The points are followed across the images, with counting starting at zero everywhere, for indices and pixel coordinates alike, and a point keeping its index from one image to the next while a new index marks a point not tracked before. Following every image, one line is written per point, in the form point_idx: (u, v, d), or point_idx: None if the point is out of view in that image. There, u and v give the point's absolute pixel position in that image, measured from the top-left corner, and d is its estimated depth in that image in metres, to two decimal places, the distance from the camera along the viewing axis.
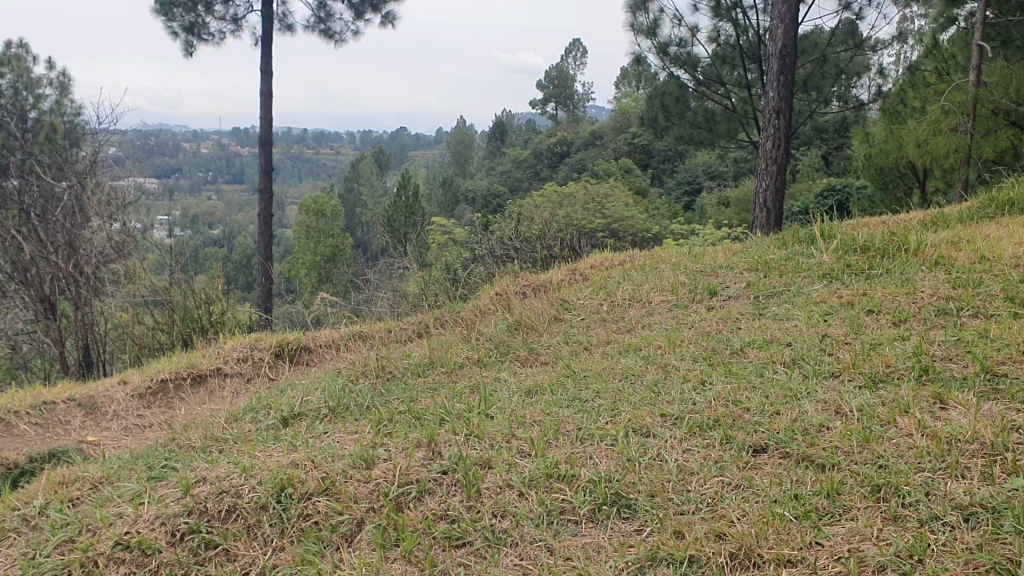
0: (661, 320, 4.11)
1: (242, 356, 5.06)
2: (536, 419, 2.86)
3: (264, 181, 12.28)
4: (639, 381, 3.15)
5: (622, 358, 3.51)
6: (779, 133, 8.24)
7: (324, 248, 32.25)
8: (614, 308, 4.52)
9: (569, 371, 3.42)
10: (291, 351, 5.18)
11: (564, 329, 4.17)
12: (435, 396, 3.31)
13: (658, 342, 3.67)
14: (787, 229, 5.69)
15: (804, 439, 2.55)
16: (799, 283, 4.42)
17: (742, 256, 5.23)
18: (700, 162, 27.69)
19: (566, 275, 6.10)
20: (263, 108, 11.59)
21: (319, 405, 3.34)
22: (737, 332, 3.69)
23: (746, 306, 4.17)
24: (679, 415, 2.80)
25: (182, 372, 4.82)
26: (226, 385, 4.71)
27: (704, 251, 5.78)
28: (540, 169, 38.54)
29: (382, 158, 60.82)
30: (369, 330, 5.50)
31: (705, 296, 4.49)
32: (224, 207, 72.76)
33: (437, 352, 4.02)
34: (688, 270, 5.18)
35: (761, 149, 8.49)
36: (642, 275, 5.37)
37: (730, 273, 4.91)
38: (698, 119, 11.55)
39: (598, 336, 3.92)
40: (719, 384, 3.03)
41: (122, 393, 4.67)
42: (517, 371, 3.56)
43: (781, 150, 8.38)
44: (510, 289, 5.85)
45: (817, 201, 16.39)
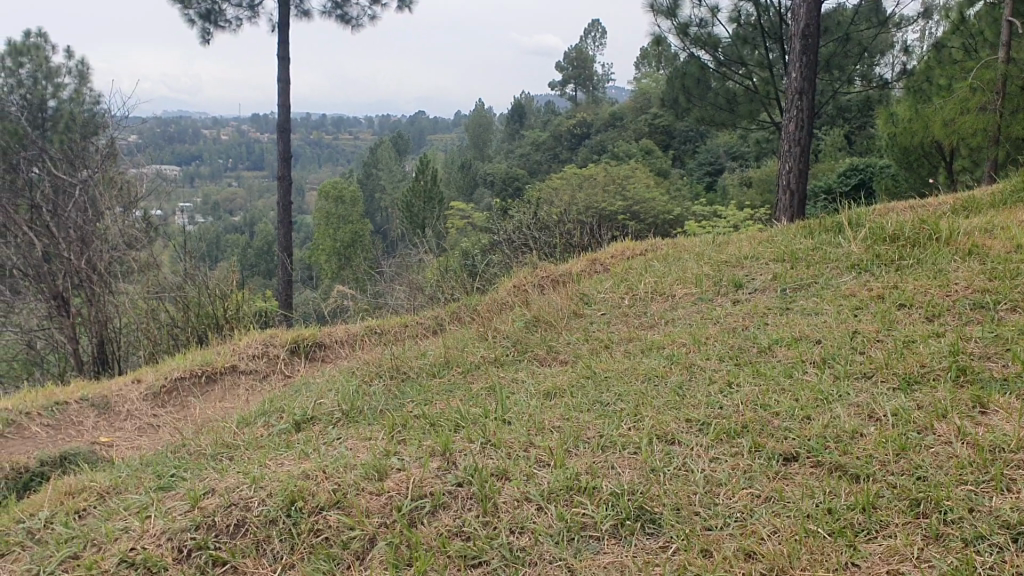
0: (684, 316, 3.99)
1: (257, 352, 4.99)
2: (556, 425, 2.76)
3: (283, 168, 12.22)
4: (662, 384, 3.04)
5: (644, 358, 3.40)
6: (801, 115, 8.06)
7: (344, 234, 32.27)
8: (635, 302, 4.41)
9: (590, 371, 3.32)
10: (307, 347, 5.11)
11: (584, 325, 4.06)
12: (451, 398, 3.21)
13: (682, 340, 3.55)
14: (814, 216, 5.54)
15: (836, 448, 2.43)
16: (827, 275, 4.28)
17: (767, 247, 5.10)
18: (722, 143, 27.40)
19: (586, 266, 5.99)
20: (281, 95, 11.50)
21: (332, 408, 3.26)
22: (764, 329, 3.57)
23: (772, 300, 4.05)
24: (704, 421, 2.69)
25: (196, 370, 4.76)
26: (241, 384, 4.65)
27: (729, 240, 5.65)
28: (559, 152, 38.33)
29: (402, 143, 60.75)
30: (385, 325, 5.42)
31: (729, 290, 4.37)
32: (245, 193, 73.03)
33: (454, 350, 3.93)
34: (711, 261, 5.06)
35: (783, 132, 8.31)
36: (664, 266, 5.25)
37: (754, 265, 4.77)
38: (719, 100, 11.36)
39: (619, 334, 3.81)
40: (746, 387, 2.92)
41: (136, 392, 4.61)
42: (535, 372, 3.46)
43: (804, 133, 8.20)
44: (529, 281, 5.75)
45: (840, 183, 16.14)
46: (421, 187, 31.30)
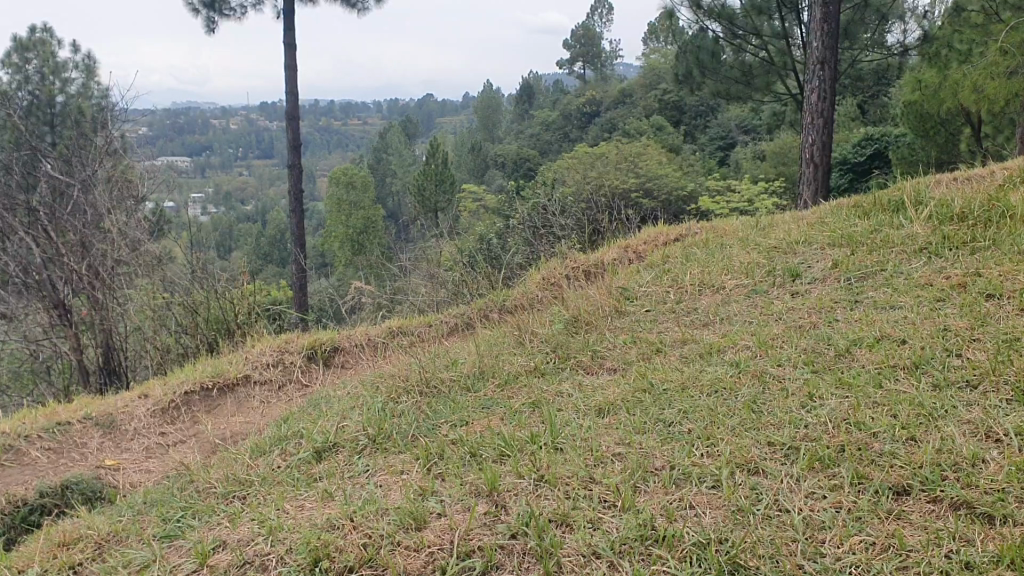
0: (741, 312, 3.61)
1: (272, 360, 4.62)
2: (617, 454, 2.39)
3: (293, 156, 11.78)
4: (732, 398, 2.67)
5: (706, 365, 3.01)
6: (824, 86, 7.68)
7: (357, 219, 31.91)
8: (682, 296, 4.02)
9: (646, 382, 2.93)
10: (324, 353, 4.75)
11: (629, 325, 3.69)
12: (490, 418, 2.85)
13: (745, 342, 3.17)
14: (865, 197, 5.14)
15: (957, 479, 2.04)
16: (894, 261, 3.87)
17: (819, 230, 4.69)
18: (734, 116, 26.91)
19: (618, 254, 5.61)
20: (289, 83, 11.14)
21: (357, 432, 2.88)
22: (836, 327, 3.17)
23: (837, 291, 3.66)
24: (790, 445, 2.33)
25: (207, 383, 4.41)
26: (257, 397, 4.31)
27: (773, 224, 5.26)
28: (569, 131, 37.84)
29: (410, 127, 60.32)
30: (406, 325, 5.06)
31: (786, 281, 3.97)
32: (256, 183, 72.76)
33: (487, 356, 3.56)
34: (759, 247, 4.67)
35: (806, 102, 7.93)
36: (707, 253, 4.87)
37: (808, 251, 4.37)
38: (734, 73, 10.88)
39: (671, 335, 3.44)
40: (830, 401, 2.54)
41: (143, 408, 4.27)
42: (581, 383, 3.08)
43: (831, 103, 7.81)
44: (558, 273, 5.37)
45: (855, 151, 15.68)
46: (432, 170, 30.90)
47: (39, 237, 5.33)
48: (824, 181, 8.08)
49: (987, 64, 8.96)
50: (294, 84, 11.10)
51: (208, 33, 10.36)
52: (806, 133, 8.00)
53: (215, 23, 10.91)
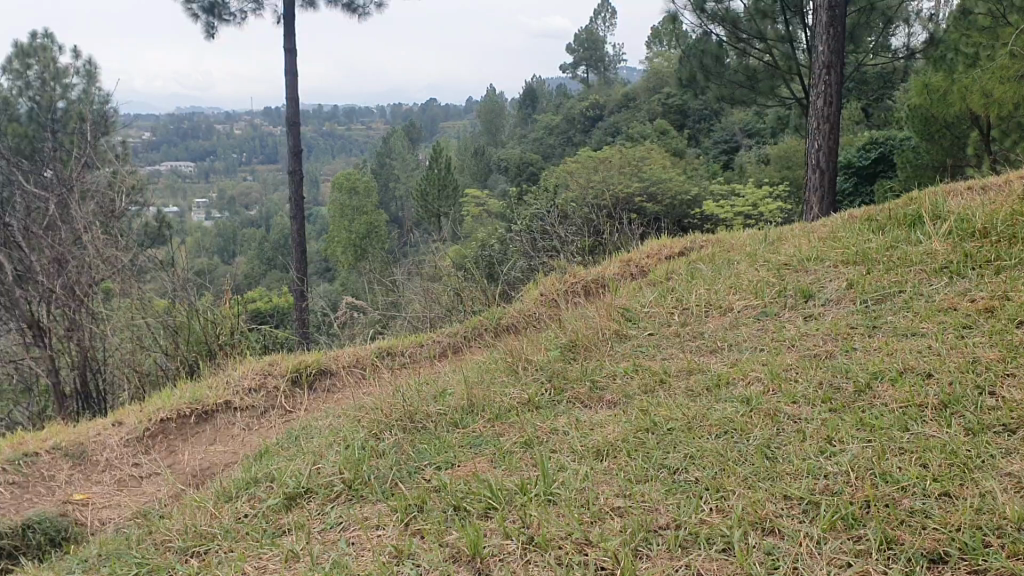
0: (751, 338, 3.37)
1: (255, 383, 4.39)
2: (616, 510, 2.15)
3: (293, 162, 11.55)
4: (744, 442, 2.43)
5: (713, 401, 2.77)
6: (831, 91, 7.51)
7: (359, 225, 31.69)
8: (687, 319, 3.78)
9: (649, 420, 2.69)
10: (310, 375, 4.51)
11: (631, 352, 3.45)
12: (478, 461, 2.61)
13: (756, 374, 2.93)
14: (878, 210, 4.90)
15: (1002, 546, 1.78)
16: (914, 281, 3.62)
17: (832, 245, 4.44)
18: (738, 120, 26.64)
19: (620, 269, 5.38)
20: (289, 88, 10.93)
21: (332, 475, 2.64)
22: (854, 358, 2.93)
23: (853, 315, 3.41)
24: (808, 500, 2.08)
25: (185, 410, 4.18)
26: (237, 426, 4.08)
27: (783, 238, 5.03)
28: (573, 135, 37.59)
29: (413, 131, 60.14)
30: (396, 346, 4.82)
31: (798, 302, 3.74)
32: (259, 188, 72.59)
33: (477, 386, 3.32)
34: (769, 264, 4.43)
35: (811, 107, 7.75)
36: (713, 269, 4.64)
37: (819, 268, 4.13)
38: (739, 77, 10.69)
39: (675, 364, 3.20)
40: (851, 447, 2.29)
41: (116, 437, 4.03)
42: (579, 419, 2.84)
43: (837, 108, 7.63)
44: (557, 289, 5.14)
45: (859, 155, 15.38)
46: (435, 175, 30.66)
47: (15, 251, 5.11)
48: (830, 188, 7.88)
49: (992, 68, 8.73)
50: (294, 90, 10.88)
51: (206, 39, 10.16)
52: (812, 140, 7.79)
53: (214, 28, 10.71)
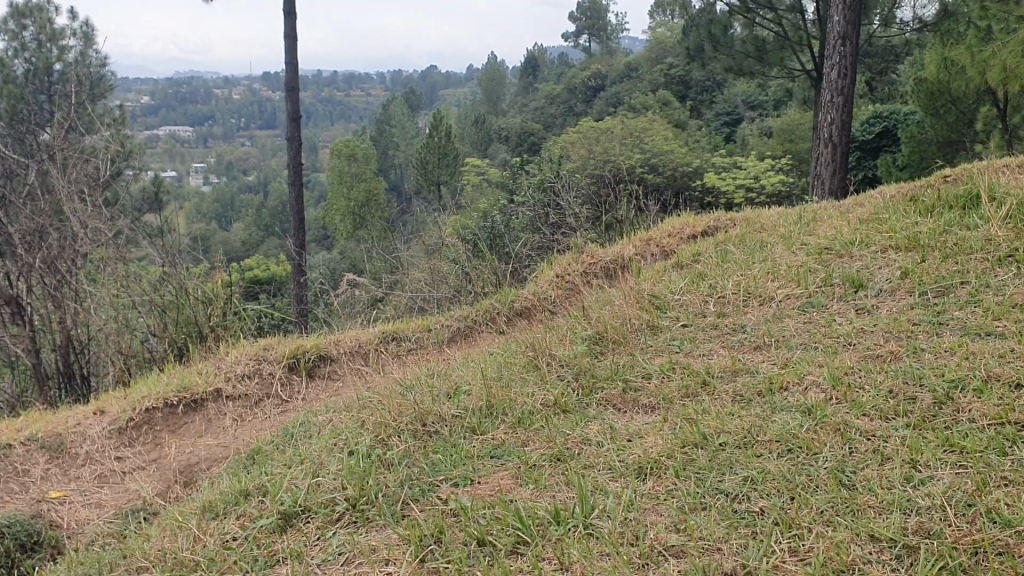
0: (802, 336, 3.03)
1: (249, 370, 4.04)
2: (672, 549, 1.82)
3: (292, 129, 11.12)
4: (812, 464, 2.10)
5: (768, 410, 2.44)
6: (846, 62, 7.30)
7: (358, 193, 31.15)
8: (725, 309, 3.44)
9: (700, 432, 2.35)
10: (308, 362, 4.16)
11: (666, 348, 3.11)
12: (503, 478, 2.28)
13: (814, 379, 2.60)
14: (919, 192, 4.54)
15: None
16: (976, 271, 3.27)
17: (876, 228, 4.08)
18: (740, 92, 26.14)
19: (639, 249, 5.04)
20: (289, 52, 10.50)
21: (336, 490, 2.31)
22: (925, 361, 2.58)
23: (914, 309, 3.06)
24: (901, 543, 1.75)
25: (172, 398, 3.83)
26: (229, 419, 3.75)
27: (816, 219, 4.67)
28: (573, 104, 37.00)
29: (412, 99, 59.39)
30: (399, 331, 4.47)
31: (846, 292, 3.40)
32: (257, 153, 71.82)
33: (496, 384, 2.97)
34: (807, 247, 4.08)
35: (825, 79, 7.55)
36: (745, 252, 4.29)
37: (866, 254, 3.78)
38: (748, 48, 10.95)
39: (720, 364, 2.86)
40: (942, 475, 1.96)
41: (96, 427, 3.70)
42: (615, 426, 2.51)
43: (853, 80, 7.44)
44: (573, 272, 4.81)
45: (861, 128, 14.96)
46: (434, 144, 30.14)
47: None
48: (844, 162, 7.69)
49: (1013, 41, 8.23)
50: (294, 54, 10.46)
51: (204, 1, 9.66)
52: (825, 113, 7.59)
53: None
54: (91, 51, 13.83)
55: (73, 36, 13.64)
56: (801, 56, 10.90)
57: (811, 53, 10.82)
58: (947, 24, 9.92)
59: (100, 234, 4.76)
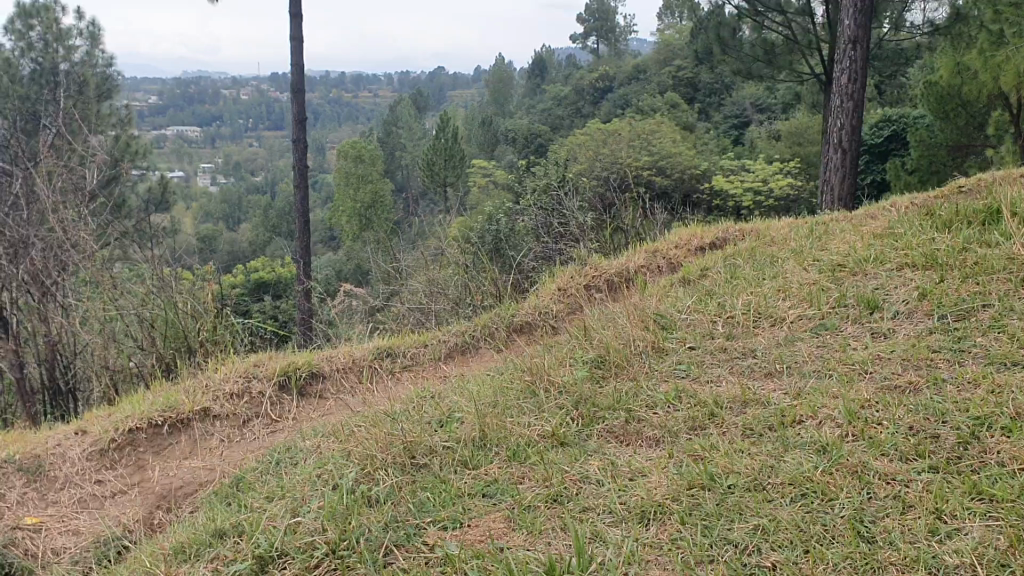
0: (815, 363, 2.86)
1: (238, 388, 3.89)
2: None
3: (297, 131, 10.98)
4: (828, 512, 1.94)
5: (781, 448, 2.28)
6: (856, 67, 7.13)
7: (364, 195, 30.99)
8: (734, 331, 3.27)
9: (707, 472, 2.19)
10: (300, 379, 4.01)
11: (672, 374, 2.95)
12: (495, 522, 2.12)
13: (829, 412, 2.43)
14: (936, 206, 4.37)
15: None
16: (998, 292, 3.10)
17: (892, 244, 3.91)
18: (748, 95, 25.95)
19: (644, 261, 4.88)
20: (294, 53, 10.36)
21: (315, 532, 2.16)
22: (948, 394, 2.41)
23: (934, 335, 2.89)
24: None
25: (157, 418, 3.68)
26: (216, 441, 3.60)
27: (829, 233, 4.50)
28: (581, 106, 36.82)
29: (420, 100, 59.30)
30: (394, 347, 4.31)
31: (861, 315, 3.23)
32: (265, 153, 71.78)
33: (491, 411, 2.81)
34: (819, 263, 3.91)
35: (835, 84, 7.38)
36: (755, 267, 4.13)
37: (881, 272, 3.61)
38: (756, 51, 10.81)
39: (729, 394, 2.69)
40: (970, 528, 1.80)
41: (77, 448, 3.56)
42: (617, 463, 2.35)
43: (863, 85, 7.27)
44: (576, 286, 4.65)
45: (871, 133, 14.76)
46: (441, 145, 29.99)
47: None
48: (853, 169, 7.52)
49: None
50: (300, 56, 10.33)
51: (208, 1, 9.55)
52: (835, 119, 7.41)
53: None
54: (97, 51, 13.80)
55: (79, 36, 13.62)
56: (810, 60, 10.74)
57: (819, 57, 10.65)
58: (959, 28, 9.55)
59: (89, 243, 4.62)
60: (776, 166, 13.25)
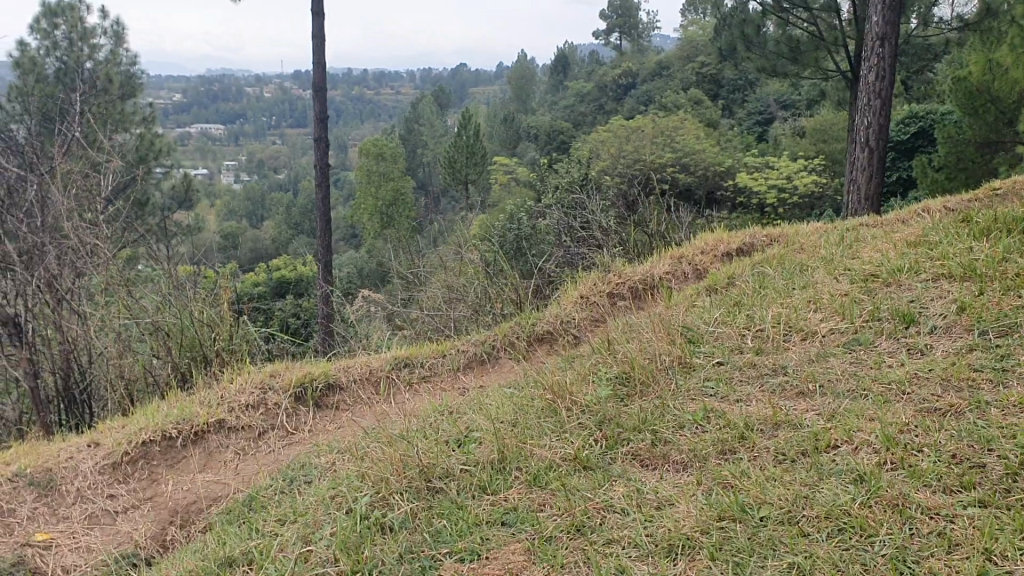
0: (849, 382, 2.74)
1: (254, 399, 3.82)
2: None
3: (318, 130, 10.91)
4: (869, 550, 1.82)
5: (815, 476, 2.16)
6: (884, 66, 6.97)
7: (386, 192, 30.93)
8: (763, 346, 3.16)
9: (738, 503, 2.08)
10: (316, 391, 3.93)
11: (699, 393, 2.84)
12: (513, 555, 2.02)
13: (865, 437, 2.31)
14: (972, 213, 4.22)
15: None
16: None
17: (926, 253, 3.77)
18: (773, 91, 25.65)
19: (669, 268, 4.77)
20: (316, 52, 10.29)
21: (326, 564, 2.07)
22: (993, 418, 2.28)
23: (974, 353, 2.76)
24: None
25: (171, 431, 3.61)
26: (230, 455, 3.52)
27: (860, 240, 4.37)
28: (603, 103, 36.60)
29: (442, 97, 59.23)
30: (414, 357, 4.23)
31: (897, 329, 3.10)
32: (287, 150, 72.00)
33: (511, 429, 2.71)
34: (851, 273, 3.79)
35: (862, 82, 7.22)
36: (784, 277, 4.01)
37: (915, 283, 3.48)
38: (781, 48, 10.63)
39: (760, 415, 2.58)
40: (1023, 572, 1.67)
41: (90, 461, 3.50)
42: (641, 490, 2.25)
43: (890, 83, 7.10)
44: (599, 294, 4.55)
45: (897, 131, 14.52)
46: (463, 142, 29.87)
47: None
48: (880, 169, 7.35)
49: None
50: (321, 55, 10.26)
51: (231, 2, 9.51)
52: (862, 117, 7.25)
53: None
54: (120, 50, 13.86)
55: (103, 35, 13.69)
56: (836, 57, 10.54)
57: (846, 53, 10.47)
58: (988, 24, 9.63)
59: (104, 250, 4.56)
60: (800, 163, 13.08)
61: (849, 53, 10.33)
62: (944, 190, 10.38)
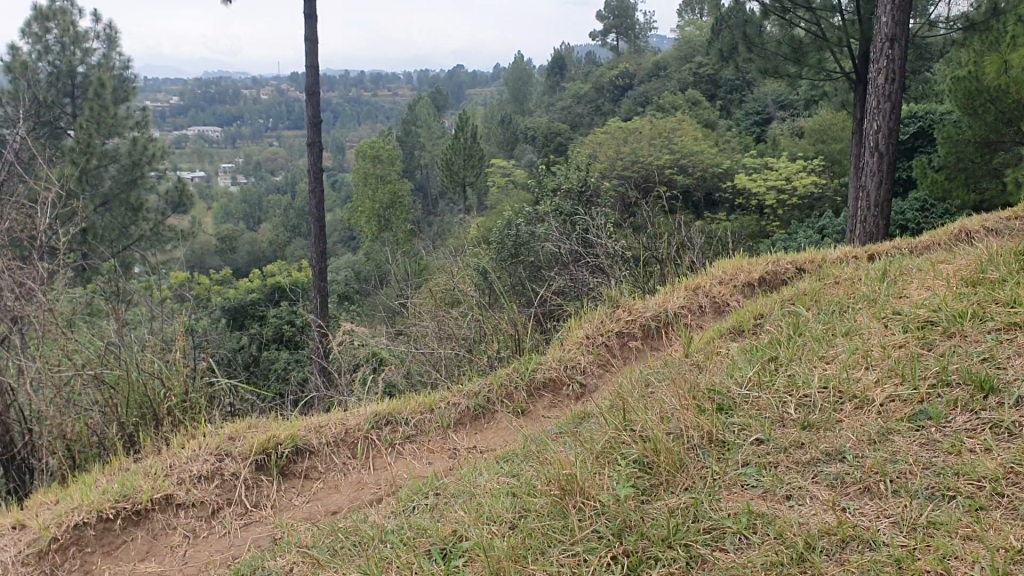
0: (927, 477, 2.19)
1: (210, 470, 3.27)
2: None
3: (311, 134, 10.34)
4: None
5: None
6: (894, 66, 6.45)
7: (382, 194, 30.24)
8: (811, 420, 2.62)
9: None
10: (281, 458, 3.38)
11: (744, 491, 2.29)
12: None
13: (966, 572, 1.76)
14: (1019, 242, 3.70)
15: None
16: None
17: (986, 294, 3.23)
18: (770, 91, 25.08)
19: (682, 299, 4.25)
20: (308, 55, 9.76)
21: None
22: None
23: None
24: None
25: (108, 511, 3.02)
26: (177, 544, 2.96)
27: (896, 276, 3.85)
28: (600, 104, 35.96)
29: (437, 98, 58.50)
30: (394, 411, 3.70)
31: (972, 398, 2.55)
32: (282, 152, 71.23)
33: (511, 541, 2.18)
34: (900, 320, 3.24)
35: (871, 83, 6.70)
36: (820, 321, 3.47)
37: (980, 336, 2.93)
38: (783, 49, 10.12)
39: (824, 527, 2.03)
40: None
41: (11, 550, 2.91)
42: None
43: (902, 85, 6.57)
44: (605, 334, 4.02)
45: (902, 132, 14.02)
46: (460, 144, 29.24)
47: None
48: (891, 175, 6.80)
49: None
50: (313, 57, 9.72)
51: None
52: (871, 120, 6.71)
53: None
54: (114, 53, 13.41)
55: (95, 38, 13.19)
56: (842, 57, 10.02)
57: (854, 53, 9.94)
58: (993, 23, 9.13)
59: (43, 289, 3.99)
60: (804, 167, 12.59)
61: (857, 52, 9.79)
62: (948, 193, 9.84)
